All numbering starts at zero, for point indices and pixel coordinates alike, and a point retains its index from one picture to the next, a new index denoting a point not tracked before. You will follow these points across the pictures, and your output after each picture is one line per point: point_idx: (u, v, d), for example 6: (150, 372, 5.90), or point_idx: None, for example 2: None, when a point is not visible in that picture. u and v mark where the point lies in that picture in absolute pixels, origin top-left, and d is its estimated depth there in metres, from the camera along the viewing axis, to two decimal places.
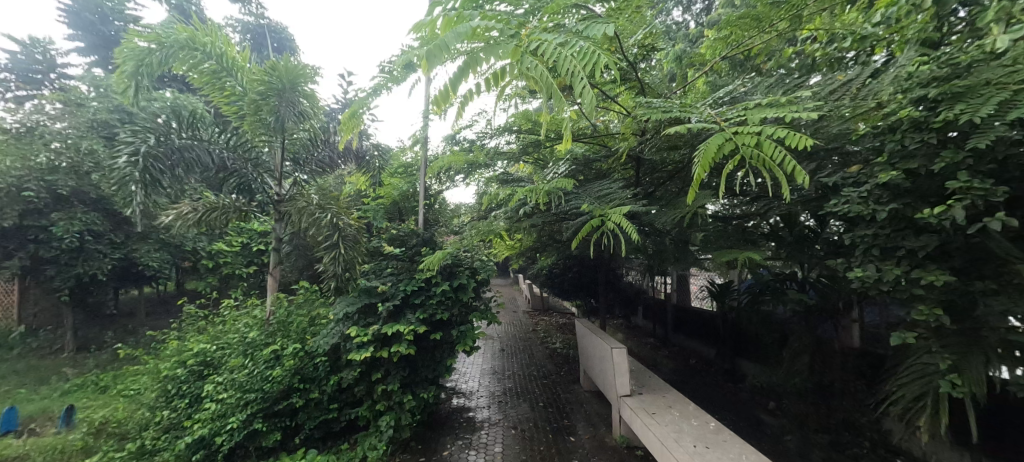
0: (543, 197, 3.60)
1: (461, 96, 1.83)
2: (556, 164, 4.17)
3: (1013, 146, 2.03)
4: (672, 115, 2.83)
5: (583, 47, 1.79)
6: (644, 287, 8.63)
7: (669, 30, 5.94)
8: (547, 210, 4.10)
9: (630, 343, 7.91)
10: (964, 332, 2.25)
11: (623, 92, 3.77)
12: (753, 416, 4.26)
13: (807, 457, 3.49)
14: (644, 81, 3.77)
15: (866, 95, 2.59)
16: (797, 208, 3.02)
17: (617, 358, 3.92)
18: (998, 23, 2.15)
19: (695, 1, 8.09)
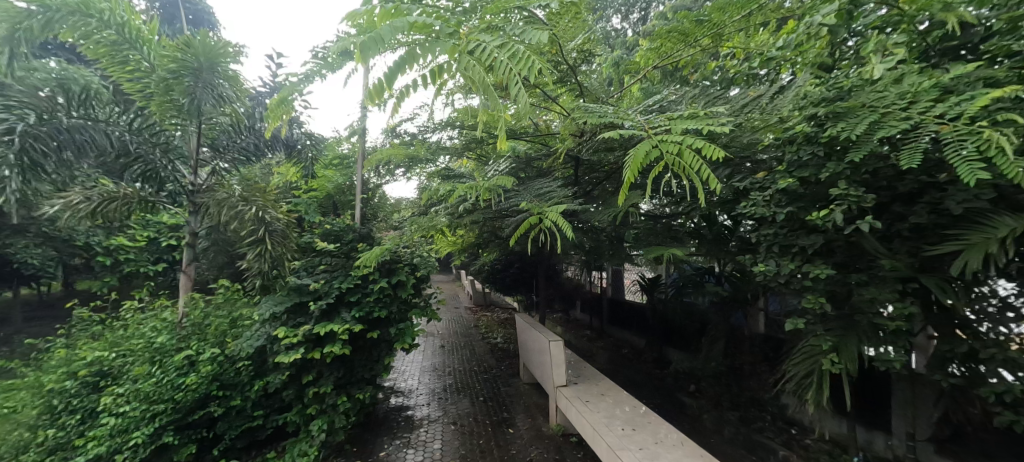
0: (484, 192, 3.64)
1: (396, 91, 1.83)
2: (496, 160, 4.25)
3: (880, 160, 2.41)
4: (607, 120, 2.97)
5: (519, 49, 1.84)
6: (582, 281, 9.02)
7: (610, 37, 6.26)
8: (487, 207, 4.17)
9: (568, 335, 8.24)
10: (842, 317, 2.65)
11: (563, 94, 3.92)
12: (676, 399, 4.66)
13: (719, 432, 3.91)
14: (584, 84, 3.94)
15: (772, 110, 2.93)
16: (714, 209, 3.35)
17: (555, 350, 4.08)
18: (873, 54, 2.52)
19: (632, 11, 8.61)
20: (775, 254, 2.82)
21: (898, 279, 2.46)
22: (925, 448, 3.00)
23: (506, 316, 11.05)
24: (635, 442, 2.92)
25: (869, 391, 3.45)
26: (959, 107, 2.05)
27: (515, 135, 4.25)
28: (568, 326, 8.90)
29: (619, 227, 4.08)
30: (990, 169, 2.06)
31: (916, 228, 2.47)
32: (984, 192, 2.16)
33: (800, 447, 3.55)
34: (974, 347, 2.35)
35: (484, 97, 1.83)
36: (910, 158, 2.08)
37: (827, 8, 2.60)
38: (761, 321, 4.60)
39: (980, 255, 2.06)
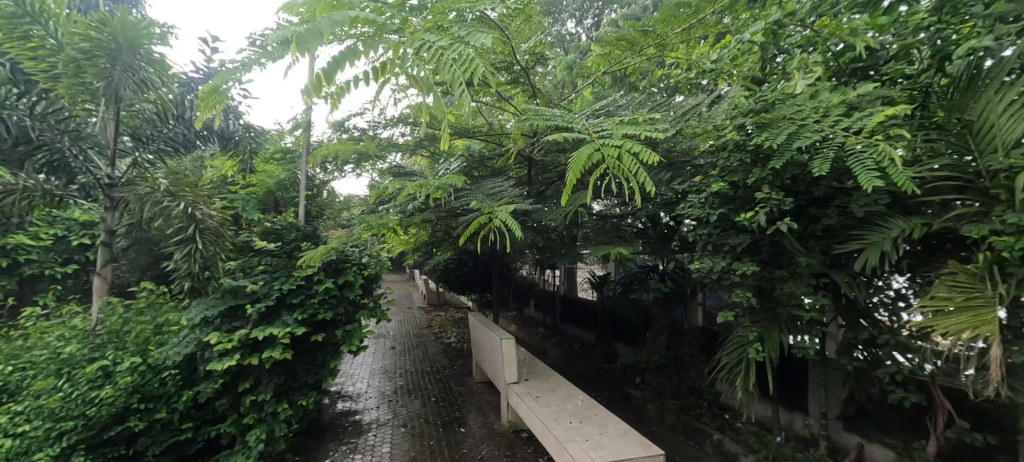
0: (436, 191, 3.61)
1: (334, 87, 1.82)
2: (447, 161, 4.20)
3: (799, 168, 2.66)
4: (556, 123, 3.02)
5: (466, 52, 1.82)
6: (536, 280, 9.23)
7: (563, 41, 6.56)
8: (437, 206, 4.17)
9: (521, 333, 8.39)
10: (766, 309, 2.92)
11: (517, 94, 4.00)
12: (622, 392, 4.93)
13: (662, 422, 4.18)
14: (537, 86, 4.05)
15: (708, 119, 3.16)
16: (656, 209, 3.56)
17: (506, 348, 4.11)
18: (794, 72, 2.80)
19: (586, 16, 9.13)
20: (710, 253, 3.06)
21: (812, 274, 2.74)
22: (836, 425, 3.38)
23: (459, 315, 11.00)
24: (582, 435, 3.02)
25: (791, 376, 3.82)
26: (860, 122, 2.32)
27: (469, 133, 4.28)
28: (521, 324, 9.05)
29: (568, 227, 4.21)
30: (885, 178, 2.36)
31: (827, 229, 2.77)
32: (880, 197, 2.47)
33: (731, 430, 3.86)
34: (873, 333, 2.67)
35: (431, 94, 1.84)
36: (821, 166, 2.32)
37: (755, 28, 2.85)
38: (699, 315, 5.01)
39: (877, 252, 2.36)
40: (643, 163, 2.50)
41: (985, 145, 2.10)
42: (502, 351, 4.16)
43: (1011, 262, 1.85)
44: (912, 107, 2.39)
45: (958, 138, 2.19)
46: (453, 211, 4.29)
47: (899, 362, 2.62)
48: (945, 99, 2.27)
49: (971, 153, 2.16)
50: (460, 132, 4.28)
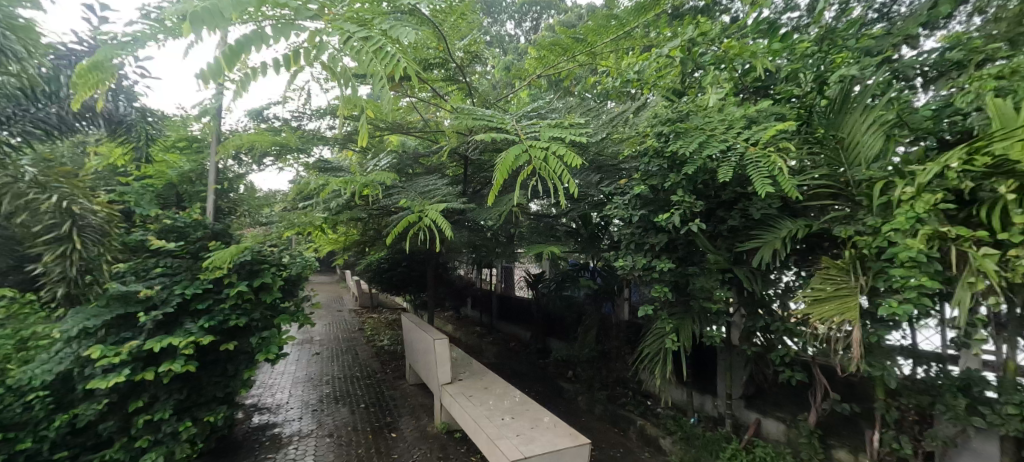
0: (366, 188, 3.45)
1: (240, 72, 1.67)
2: (375, 156, 4.09)
3: (710, 174, 2.93)
4: (487, 123, 3.04)
5: (385, 46, 1.79)
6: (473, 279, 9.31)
7: (500, 43, 6.72)
8: (368, 204, 4.08)
9: (459, 333, 8.48)
10: (682, 303, 3.20)
11: (453, 92, 3.97)
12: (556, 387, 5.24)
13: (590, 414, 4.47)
14: (472, 85, 4.07)
15: (631, 125, 3.40)
16: (587, 210, 3.73)
17: (439, 348, 4.04)
18: (709, 87, 3.07)
19: (524, 19, 9.49)
20: (634, 250, 3.28)
21: (719, 270, 3.04)
22: (739, 404, 3.73)
23: (392, 317, 10.69)
24: (516, 430, 3.07)
25: (703, 363, 4.19)
26: (757, 135, 2.57)
27: (403, 129, 4.18)
28: (458, 324, 9.14)
29: (502, 227, 4.26)
30: (778, 185, 2.69)
31: (731, 229, 3.08)
32: (773, 201, 2.78)
33: (653, 416, 4.16)
34: (768, 321, 3.03)
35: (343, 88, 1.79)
36: (725, 172, 2.54)
37: (674, 45, 3.10)
38: (625, 309, 5.31)
39: (770, 249, 2.69)
40: (567, 165, 2.58)
41: (853, 159, 2.46)
42: (434, 352, 4.08)
43: (870, 258, 2.19)
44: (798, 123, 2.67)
45: (830, 153, 2.54)
46: (385, 209, 4.21)
47: (785, 345, 2.97)
48: (824, 118, 2.60)
49: (842, 165, 2.52)
50: (393, 128, 4.15)
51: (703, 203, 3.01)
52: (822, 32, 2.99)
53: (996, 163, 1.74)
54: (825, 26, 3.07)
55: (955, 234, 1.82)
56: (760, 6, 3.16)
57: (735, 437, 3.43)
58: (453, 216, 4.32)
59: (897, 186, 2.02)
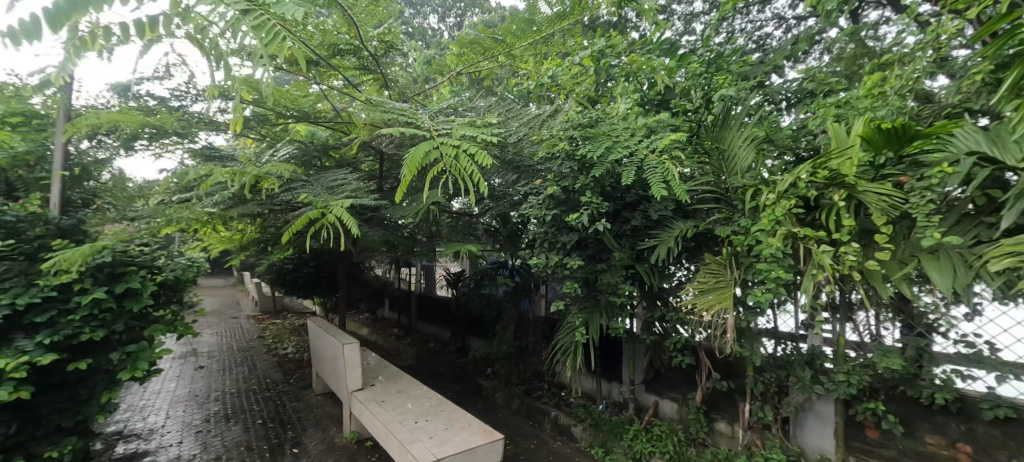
0: (262, 180, 3.16)
1: (73, 34, 1.45)
2: (276, 146, 3.83)
3: (616, 180, 3.18)
4: (401, 118, 3.00)
5: (262, 15, 1.64)
6: (391, 279, 9.14)
7: (424, 35, 6.65)
8: (267, 198, 3.83)
9: (375, 336, 8.27)
10: (591, 298, 3.45)
11: (366, 82, 3.97)
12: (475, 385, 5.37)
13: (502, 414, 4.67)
14: (388, 76, 4.00)
15: (545, 127, 3.57)
16: (505, 207, 3.95)
17: (348, 353, 3.87)
18: (618, 97, 3.32)
19: (449, 15, 9.47)
20: (547, 249, 3.45)
21: (623, 267, 3.31)
22: (640, 388, 4.07)
23: (298, 321, 10.03)
24: (427, 433, 3.06)
25: (610, 354, 4.51)
26: (656, 142, 2.80)
27: (312, 118, 3.93)
28: (374, 326, 8.92)
29: (418, 224, 4.18)
30: (671, 190, 3.00)
31: (634, 229, 3.36)
32: (669, 204, 3.08)
33: (567, 406, 4.40)
34: (664, 312, 3.39)
35: (216, 69, 1.64)
36: (628, 176, 2.77)
37: (586, 53, 3.30)
38: (542, 305, 5.37)
39: (665, 247, 3.00)
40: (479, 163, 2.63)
41: (732, 169, 2.82)
42: (344, 358, 3.90)
43: (742, 255, 2.55)
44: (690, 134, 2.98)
45: (716, 163, 2.91)
46: (290, 203, 3.91)
47: (678, 333, 3.33)
48: (710, 132, 2.95)
49: (725, 173, 2.86)
50: (300, 117, 3.90)
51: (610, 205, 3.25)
52: (712, 56, 3.39)
53: (832, 175, 2.13)
54: (714, 50, 3.49)
55: (802, 234, 2.19)
56: (662, 27, 3.50)
57: (636, 419, 3.77)
58: (367, 213, 4.15)
59: (764, 192, 2.37)
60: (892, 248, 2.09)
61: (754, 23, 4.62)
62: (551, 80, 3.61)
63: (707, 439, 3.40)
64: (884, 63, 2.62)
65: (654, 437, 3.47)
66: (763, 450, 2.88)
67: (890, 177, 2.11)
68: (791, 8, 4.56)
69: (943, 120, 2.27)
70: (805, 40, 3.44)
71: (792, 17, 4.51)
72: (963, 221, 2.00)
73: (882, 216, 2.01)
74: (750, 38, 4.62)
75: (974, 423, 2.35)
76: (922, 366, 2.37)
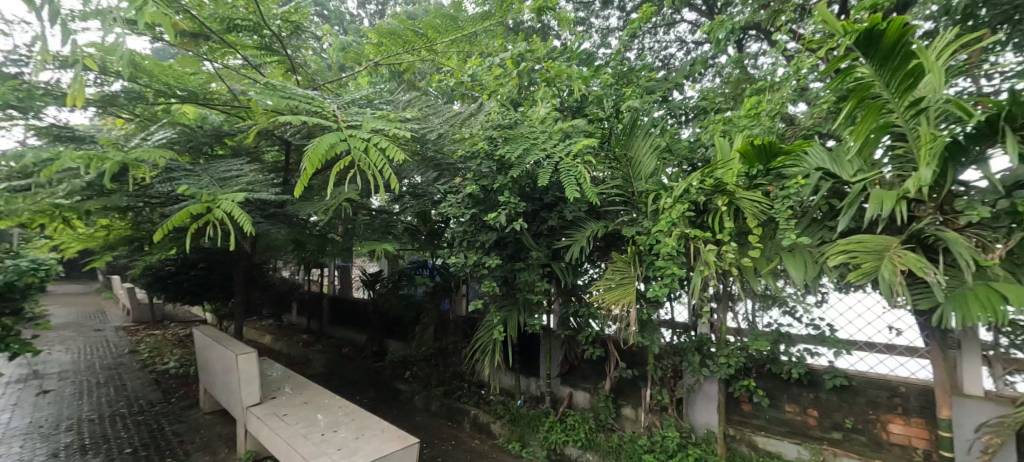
0: (130, 167, 2.76)
1: None
2: (150, 127, 3.31)
3: (534, 182, 3.32)
4: (299, 104, 2.90)
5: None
6: (300, 281, 8.56)
7: (342, 22, 6.35)
8: (138, 189, 3.32)
9: (281, 343, 7.70)
10: (508, 296, 3.58)
11: (270, 64, 3.77)
12: (392, 389, 5.26)
13: (416, 420, 4.61)
14: (294, 59, 3.82)
15: (464, 125, 3.60)
16: (425, 206, 3.99)
17: (242, 366, 3.58)
18: (539, 101, 3.47)
19: (369, 2, 9.12)
20: (466, 248, 3.48)
21: (540, 266, 3.47)
22: (556, 381, 4.26)
23: (184, 332, 8.96)
24: (333, 445, 2.93)
25: (527, 350, 4.66)
26: (571, 147, 2.97)
27: (202, 100, 3.56)
28: (280, 333, 8.31)
29: (327, 221, 4.12)
30: (584, 193, 3.20)
31: (551, 229, 3.54)
32: (581, 206, 3.29)
33: (485, 404, 4.48)
34: (577, 307, 3.61)
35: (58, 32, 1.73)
36: (544, 177, 2.91)
37: (506, 55, 3.42)
38: (463, 304, 5.43)
39: (578, 246, 3.20)
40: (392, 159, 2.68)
41: (637, 175, 3.09)
42: (238, 371, 3.60)
43: (644, 253, 2.82)
44: (602, 141, 3.20)
45: (625, 169, 3.14)
46: (170, 195, 3.49)
47: (590, 326, 3.56)
48: (619, 140, 3.17)
49: (631, 179, 3.12)
50: (185, 96, 3.41)
51: (529, 205, 3.38)
52: (624, 69, 3.64)
53: (717, 184, 2.45)
54: (625, 63, 3.78)
55: (693, 235, 2.49)
56: (580, 38, 3.71)
57: (552, 411, 3.95)
58: (270, 209, 3.85)
59: (663, 196, 2.65)
60: (761, 247, 2.47)
61: (661, 43, 5.10)
62: (471, 79, 3.67)
63: (615, 424, 3.67)
64: (759, 88, 3.05)
65: (568, 427, 3.68)
66: (660, 430, 3.18)
67: (760, 186, 2.48)
68: (691, 33, 5.09)
69: (801, 139, 2.71)
70: (700, 63, 3.88)
71: (691, 41, 5.04)
72: (813, 225, 2.41)
73: (754, 219, 2.36)
74: (656, 57, 5.07)
75: (819, 392, 2.84)
76: (781, 346, 2.83)
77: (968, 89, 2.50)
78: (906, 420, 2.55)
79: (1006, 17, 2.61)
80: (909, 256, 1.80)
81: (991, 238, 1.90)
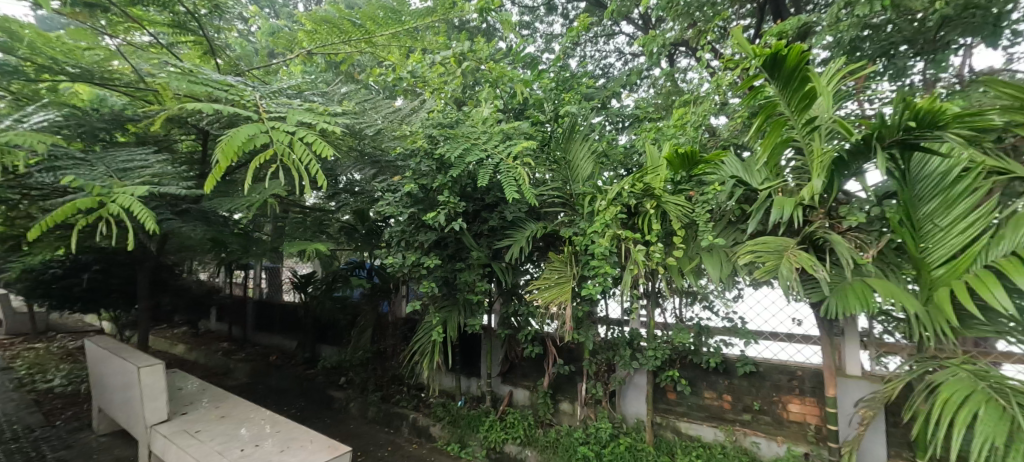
0: (1, 154, 2.41)
1: None
2: (25, 109, 2.88)
3: (473, 182, 3.35)
4: (215, 93, 2.73)
5: None
6: (222, 284, 7.94)
7: (275, 7, 5.99)
8: (12, 179, 2.85)
9: (198, 352, 7.08)
10: (448, 296, 3.59)
11: (187, 45, 3.49)
12: (325, 396, 5.04)
13: (349, 428, 4.45)
14: (214, 41, 3.56)
15: (403, 122, 3.54)
16: (363, 204, 3.88)
17: (145, 380, 3.26)
18: (482, 101, 3.51)
19: None
20: (403, 248, 3.41)
21: (480, 266, 3.50)
22: (496, 380, 4.32)
23: (78, 344, 7.97)
24: (251, 459, 2.75)
25: (468, 350, 4.67)
26: (511, 148, 3.03)
27: (100, 81, 3.18)
28: (197, 342, 7.66)
29: (250, 218, 3.86)
30: (523, 194, 3.29)
31: (491, 229, 3.58)
32: (521, 207, 3.37)
33: (425, 407, 4.43)
34: (517, 306, 3.69)
35: None
36: (483, 177, 2.94)
37: (447, 53, 3.43)
38: (403, 305, 5.12)
39: (518, 246, 3.29)
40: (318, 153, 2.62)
41: (574, 178, 3.22)
42: (140, 386, 3.27)
43: (579, 253, 2.96)
44: (541, 144, 3.29)
45: (564, 172, 3.25)
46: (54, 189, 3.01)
47: (529, 325, 3.64)
48: (559, 144, 3.27)
49: (568, 182, 3.25)
50: (77, 75, 3.04)
51: (469, 205, 3.39)
52: (566, 75, 3.77)
53: (646, 188, 2.63)
54: (566, 69, 3.92)
55: (623, 235, 2.65)
56: (524, 42, 3.79)
57: (492, 410, 4.00)
58: (182, 204, 3.54)
59: (597, 199, 2.79)
60: (684, 247, 2.68)
61: (601, 52, 5.33)
62: (411, 75, 3.61)
63: (553, 419, 3.79)
64: (686, 101, 3.30)
65: (508, 425, 3.75)
66: (594, 422, 3.33)
67: (683, 190, 2.70)
68: (629, 45, 5.38)
69: (720, 148, 2.97)
70: (635, 74, 4.11)
71: (629, 53, 5.33)
72: (729, 227, 2.67)
73: (678, 221, 2.56)
74: (597, 65, 5.30)
75: (732, 378, 3.12)
76: (699, 337, 3.10)
77: (855, 111, 2.88)
78: (802, 400, 2.87)
79: (884, 52, 3.05)
80: (802, 254, 2.04)
81: (866, 239, 2.23)
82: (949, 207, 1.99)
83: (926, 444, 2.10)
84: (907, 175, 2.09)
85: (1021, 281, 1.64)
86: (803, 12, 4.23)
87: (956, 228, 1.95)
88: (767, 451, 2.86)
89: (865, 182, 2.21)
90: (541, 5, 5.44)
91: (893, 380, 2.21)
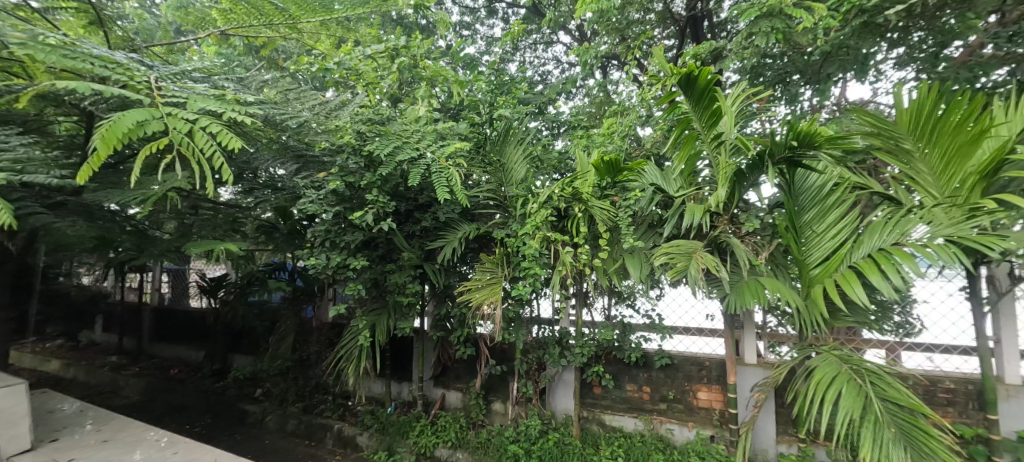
0: None
1: None
2: None
3: (404, 181, 3.28)
4: (104, 73, 2.43)
5: None
6: (111, 289, 7.02)
7: None
8: None
9: (78, 369, 6.18)
10: (377, 299, 3.52)
11: (71, 14, 3.05)
12: (238, 410, 4.64)
13: (264, 444, 4.14)
14: (106, 11, 3.14)
15: (330, 116, 3.38)
16: (285, 201, 3.65)
17: (2, 404, 2.77)
18: (417, 100, 3.45)
19: None
20: (328, 248, 3.24)
21: (412, 267, 3.43)
22: (428, 384, 4.27)
23: None
24: None
25: (398, 354, 4.57)
26: (444, 149, 3.02)
27: None
28: (76, 357, 6.68)
29: (147, 214, 3.46)
30: (455, 195, 3.29)
31: (423, 230, 3.54)
32: (455, 207, 3.37)
33: (351, 416, 4.25)
34: (449, 307, 3.68)
35: None
36: (414, 176, 2.89)
37: (379, 47, 3.33)
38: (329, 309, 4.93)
39: (451, 247, 3.29)
40: (222, 145, 2.44)
41: (507, 180, 3.28)
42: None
43: (509, 255, 3.02)
44: (475, 145, 3.31)
45: (498, 174, 3.29)
46: None
47: (460, 326, 3.64)
48: (493, 146, 3.28)
49: (502, 184, 3.30)
50: None
51: (400, 204, 3.33)
52: (504, 78, 3.83)
53: (574, 192, 2.75)
54: (505, 73, 3.99)
55: (552, 237, 2.75)
56: (461, 42, 3.79)
57: (424, 415, 3.94)
58: (57, 196, 3.08)
59: (527, 201, 2.87)
60: (609, 249, 2.84)
61: (539, 59, 5.48)
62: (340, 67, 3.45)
63: (485, 419, 3.82)
64: (615, 111, 3.50)
65: (440, 429, 3.72)
66: (524, 420, 3.41)
67: (608, 195, 2.86)
68: (566, 54, 5.59)
69: (643, 157, 3.19)
70: (570, 83, 4.28)
71: (566, 62, 5.54)
72: (649, 231, 2.89)
73: (603, 224, 2.72)
74: (535, 71, 5.44)
75: (650, 371, 3.38)
76: (622, 334, 3.29)
77: (758, 129, 3.24)
78: (710, 388, 3.17)
79: (780, 79, 3.46)
80: (707, 256, 2.28)
81: (759, 244, 2.53)
82: (824, 215, 2.32)
83: (806, 421, 2.42)
84: (793, 187, 2.40)
85: (875, 280, 1.94)
86: (718, 37, 4.66)
87: (829, 233, 2.28)
88: (680, 437, 3.12)
89: (761, 193, 2.51)
90: (481, 7, 5.47)
91: (782, 366, 2.48)
